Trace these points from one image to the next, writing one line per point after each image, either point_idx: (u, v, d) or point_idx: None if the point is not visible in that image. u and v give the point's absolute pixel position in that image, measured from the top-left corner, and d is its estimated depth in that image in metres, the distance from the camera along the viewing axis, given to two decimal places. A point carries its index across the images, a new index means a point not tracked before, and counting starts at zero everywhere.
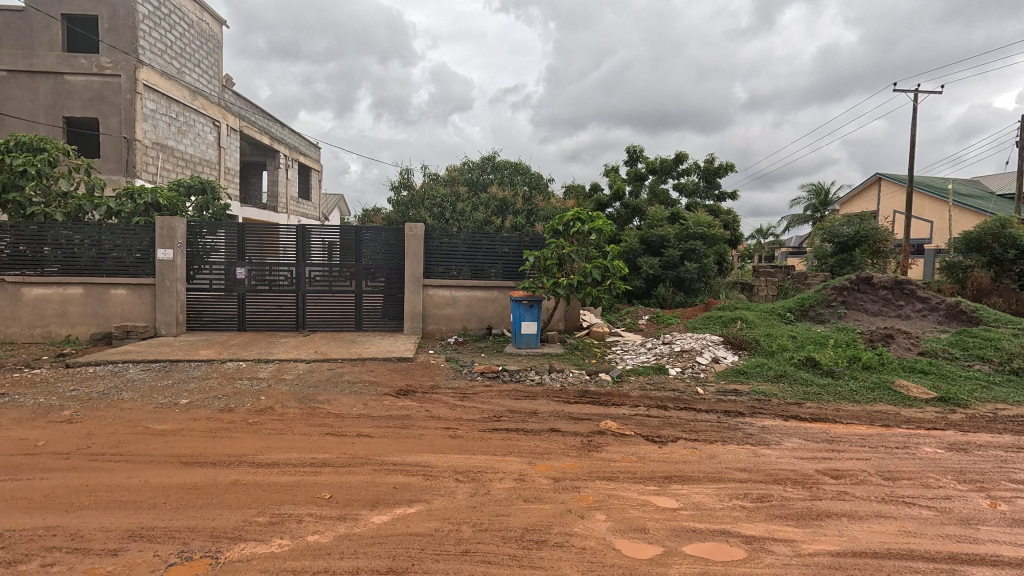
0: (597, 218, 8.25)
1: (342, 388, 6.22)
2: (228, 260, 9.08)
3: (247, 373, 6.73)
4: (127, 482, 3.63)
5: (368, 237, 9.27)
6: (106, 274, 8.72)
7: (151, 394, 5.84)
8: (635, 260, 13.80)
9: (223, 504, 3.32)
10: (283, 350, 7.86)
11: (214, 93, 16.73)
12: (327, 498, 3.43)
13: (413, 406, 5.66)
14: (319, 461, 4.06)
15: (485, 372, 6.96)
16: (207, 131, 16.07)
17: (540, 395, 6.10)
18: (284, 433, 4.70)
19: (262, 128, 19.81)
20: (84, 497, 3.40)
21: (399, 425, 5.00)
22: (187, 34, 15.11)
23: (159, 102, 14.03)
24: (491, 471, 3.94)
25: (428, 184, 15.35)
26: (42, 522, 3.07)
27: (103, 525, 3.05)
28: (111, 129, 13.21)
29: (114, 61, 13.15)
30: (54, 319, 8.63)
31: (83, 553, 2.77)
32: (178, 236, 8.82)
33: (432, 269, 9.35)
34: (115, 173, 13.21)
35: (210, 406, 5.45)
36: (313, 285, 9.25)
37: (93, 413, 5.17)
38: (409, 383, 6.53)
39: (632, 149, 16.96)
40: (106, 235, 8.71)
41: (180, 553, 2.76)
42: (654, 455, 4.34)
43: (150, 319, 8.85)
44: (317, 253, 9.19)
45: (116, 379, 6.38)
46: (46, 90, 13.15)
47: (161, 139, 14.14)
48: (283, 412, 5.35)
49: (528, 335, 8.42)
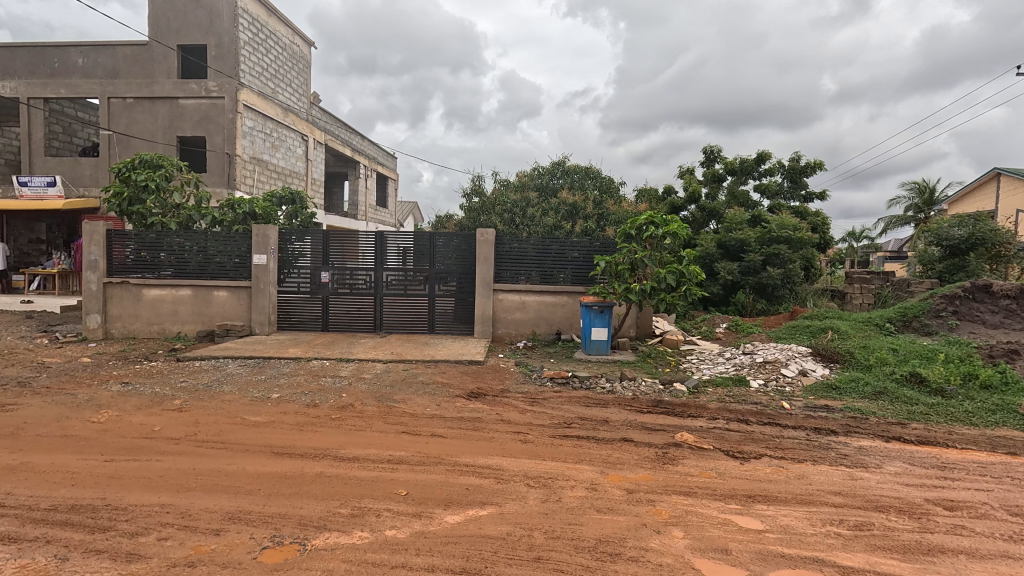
0: (672, 221, 7.94)
1: (416, 388, 6.42)
2: (314, 265, 9.72)
3: (330, 371, 7.14)
4: (226, 468, 3.96)
5: (441, 242, 9.55)
6: (211, 278, 9.62)
7: (248, 388, 6.36)
8: (712, 266, 13.13)
9: (310, 494, 3.54)
10: (361, 351, 8.26)
11: (303, 109, 18.00)
12: (404, 495, 3.55)
13: (484, 409, 5.75)
14: (396, 459, 4.21)
15: (555, 378, 6.91)
16: (297, 146, 17.37)
17: (612, 404, 5.97)
18: (364, 430, 4.93)
19: (344, 140, 21.03)
20: (191, 480, 3.74)
21: (470, 427, 5.09)
22: (281, 56, 16.41)
23: (256, 119, 15.31)
24: (563, 478, 3.89)
25: (499, 191, 15.53)
26: (158, 500, 3.43)
27: (208, 506, 3.35)
28: (216, 146, 14.57)
29: (220, 85, 14.49)
30: (168, 317, 9.61)
31: (191, 531, 3.05)
32: (271, 243, 9.54)
33: (502, 274, 9.47)
34: (219, 186, 14.52)
35: (298, 401, 5.83)
36: (389, 288, 9.69)
37: (199, 403, 5.72)
38: (479, 386, 6.62)
39: (709, 150, 16.24)
40: (210, 242, 9.61)
41: (272, 538, 2.97)
42: (736, 471, 4.10)
43: (246, 319, 9.65)
44: (392, 258, 9.60)
45: (217, 374, 7.00)
46: (164, 113, 14.72)
47: (257, 154, 15.43)
48: (363, 409, 5.61)
49: (599, 341, 8.27)
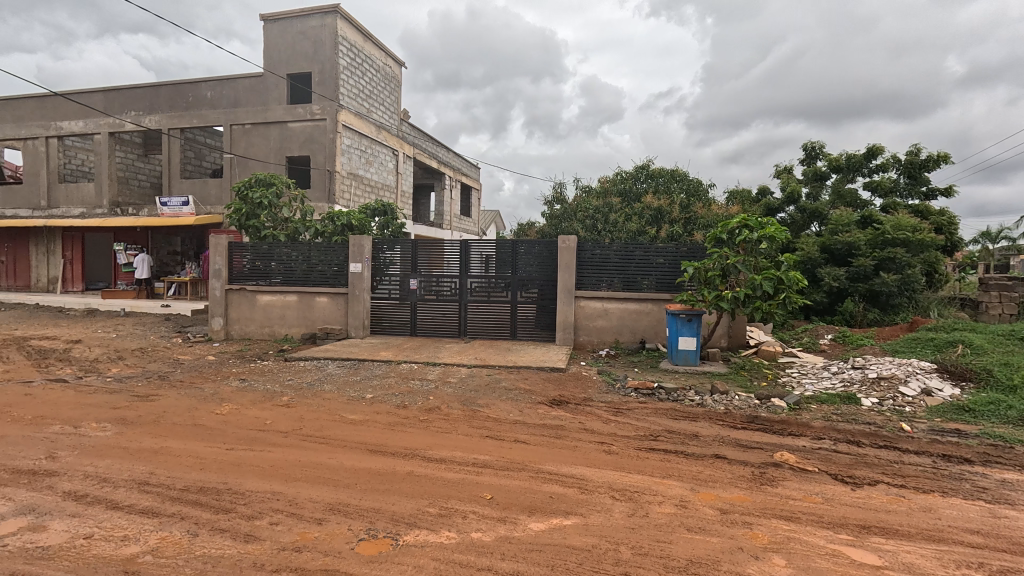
0: (769, 224, 7.44)
1: (499, 393, 6.52)
2: (403, 273, 10.24)
3: (418, 374, 7.46)
4: (326, 462, 4.27)
5: (523, 250, 9.66)
6: (313, 285, 10.45)
7: (345, 387, 6.82)
8: (815, 272, 12.10)
9: (401, 491, 3.71)
10: (447, 355, 8.55)
11: (394, 125, 19.09)
12: (489, 498, 3.62)
13: (566, 417, 5.71)
14: (480, 462, 4.30)
15: (640, 389, 6.69)
16: (388, 160, 18.46)
17: (702, 417, 5.68)
18: (450, 432, 5.09)
19: (431, 153, 22.00)
20: (297, 471, 4.08)
21: (553, 435, 5.08)
22: (375, 77, 17.57)
23: (353, 138, 16.49)
24: (650, 493, 3.75)
25: (581, 197, 15.43)
26: (270, 488, 3.77)
27: (311, 496, 3.63)
28: (319, 164, 15.87)
29: (322, 108, 15.79)
30: (277, 320, 10.58)
31: (298, 518, 3.33)
32: (365, 252, 10.18)
33: (584, 281, 9.38)
34: (320, 201, 15.79)
35: (389, 402, 6.16)
36: (473, 295, 9.97)
37: (303, 400, 6.23)
38: (561, 394, 6.58)
39: (810, 147, 15.02)
40: (312, 252, 10.46)
41: (368, 531, 3.15)
42: (846, 498, 3.72)
43: (343, 323, 10.37)
44: (475, 265, 9.86)
45: (318, 373, 7.59)
46: (275, 136, 16.29)
47: (354, 169, 16.60)
48: (449, 412, 5.80)
49: (686, 351, 7.91)
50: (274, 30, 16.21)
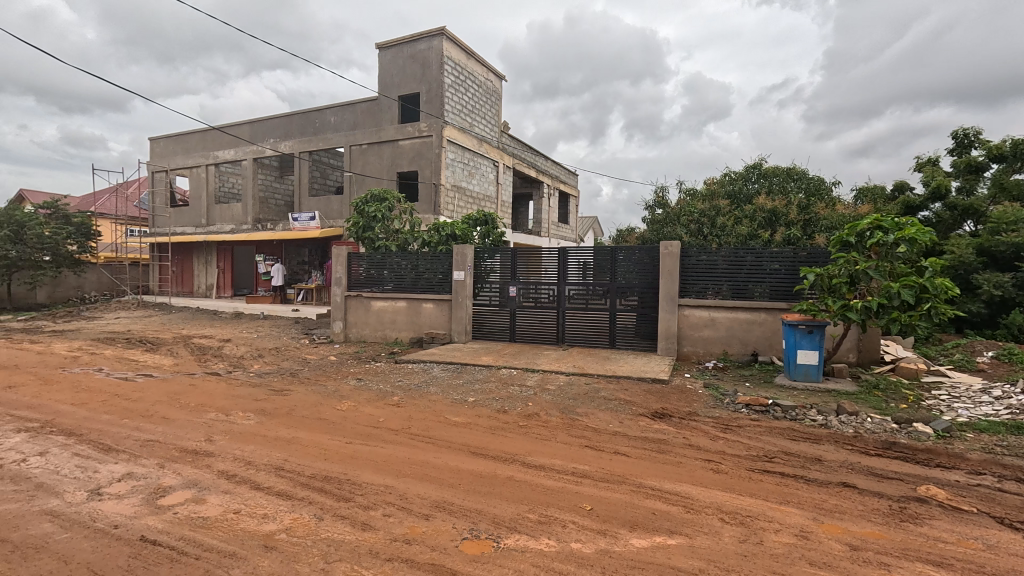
0: (908, 224, 6.56)
1: (598, 403, 6.43)
2: (503, 280, 10.52)
3: (517, 380, 7.60)
4: (433, 461, 4.51)
5: (623, 257, 9.47)
6: (420, 292, 11.11)
7: (449, 390, 7.15)
8: (970, 279, 10.43)
9: (502, 495, 3.81)
10: (546, 362, 8.61)
11: (495, 137, 19.73)
12: (588, 509, 3.58)
13: (669, 430, 5.47)
14: (579, 472, 4.27)
15: (752, 405, 6.22)
16: (489, 171, 19.10)
17: (825, 440, 5.13)
18: (549, 440, 5.12)
19: (530, 162, 22.37)
20: (407, 467, 4.36)
21: (655, 449, 4.89)
22: (477, 93, 18.32)
23: (457, 152, 17.32)
24: (765, 519, 3.47)
25: (685, 201, 14.76)
26: (383, 481, 4.07)
27: (419, 493, 3.85)
28: (426, 178, 16.86)
29: (429, 125, 16.79)
30: (388, 325, 11.39)
31: (408, 512, 3.55)
32: (467, 261, 10.59)
33: (688, 288, 8.96)
34: (427, 213, 16.76)
35: (490, 406, 6.35)
36: (571, 302, 9.95)
37: (411, 401, 6.63)
38: (664, 407, 6.32)
39: (962, 134, 13.02)
40: (420, 261, 11.13)
41: (471, 531, 3.27)
42: (1016, 547, 3.14)
43: (447, 328, 10.89)
44: (573, 273, 9.84)
45: (425, 376, 8.04)
46: (388, 154, 17.61)
47: (457, 182, 17.42)
48: (547, 419, 5.84)
49: (806, 366, 7.20)
50: (387, 57, 17.58)
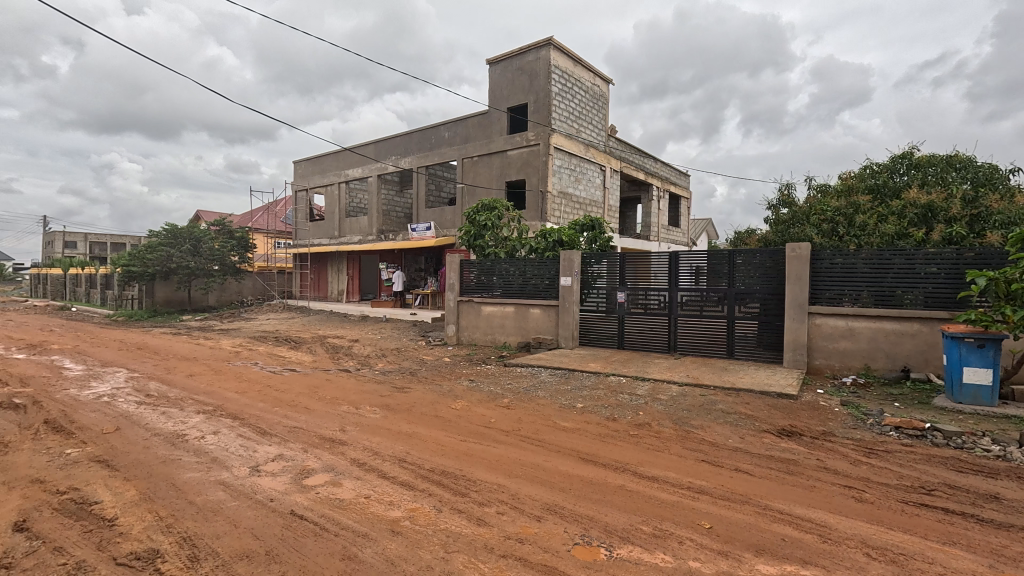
0: None
1: (716, 416, 6.05)
2: (611, 286, 10.34)
3: (627, 388, 7.41)
4: (543, 464, 4.56)
5: (741, 261, 8.84)
6: (528, 297, 11.33)
7: (558, 395, 7.19)
8: None
9: (614, 504, 3.74)
10: (656, 371, 8.29)
11: (602, 142, 19.52)
12: (707, 528, 3.39)
13: (799, 450, 4.98)
14: (696, 487, 4.05)
15: (903, 428, 5.43)
16: (596, 176, 18.97)
17: (1005, 475, 4.31)
18: (662, 451, 4.93)
19: (638, 165, 21.78)
20: (519, 468, 4.46)
21: (783, 469, 4.48)
22: (583, 98, 18.29)
23: (564, 159, 17.45)
24: (924, 560, 3.01)
25: (815, 199, 13.43)
26: (496, 480, 4.21)
27: (531, 494, 3.92)
28: (533, 186, 17.19)
29: (536, 133, 17.10)
30: (497, 329, 11.75)
31: (520, 512, 3.63)
32: (575, 267, 10.57)
33: (819, 294, 8.11)
34: (534, 220, 17.07)
35: (599, 413, 6.27)
36: (684, 309, 9.49)
37: (521, 404, 6.78)
38: (793, 424, 5.77)
39: None
40: (528, 267, 11.34)
41: (582, 537, 3.26)
42: None
43: (554, 333, 10.96)
44: (685, 278, 9.39)
45: (533, 380, 8.15)
46: (497, 164, 18.24)
47: (564, 188, 17.52)
48: (660, 430, 5.62)
49: (974, 386, 6.14)
50: (497, 71, 18.25)
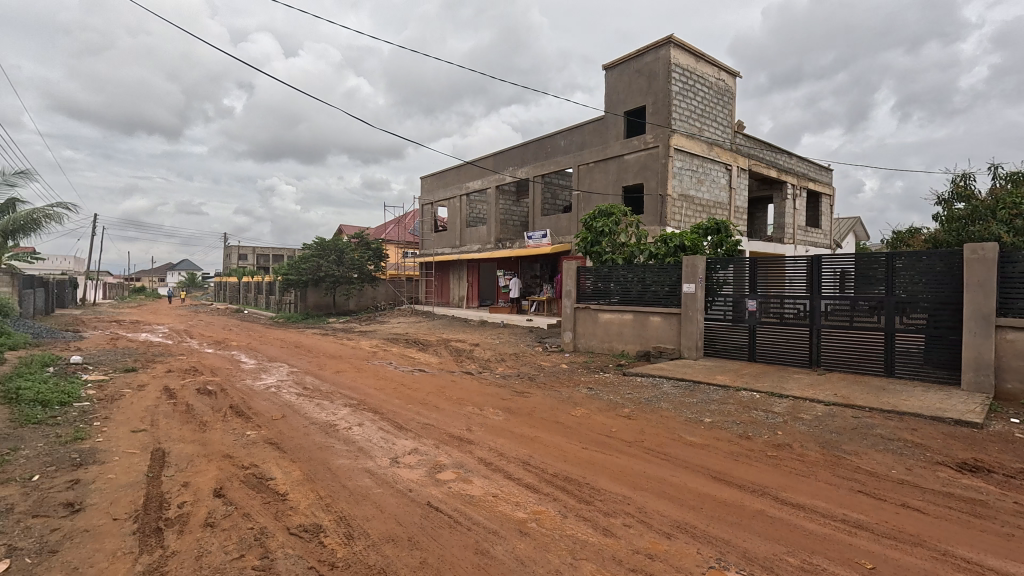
0: None
1: (873, 442, 5.32)
2: (740, 293, 9.62)
3: (761, 405, 6.82)
4: (670, 479, 4.38)
5: (902, 265, 7.72)
6: (647, 305, 10.98)
7: (682, 408, 6.85)
8: None
9: (753, 529, 3.47)
10: (796, 387, 7.52)
11: (728, 139, 18.31)
12: (869, 568, 2.99)
13: (988, 490, 4.19)
14: (853, 521, 3.60)
15: None
16: (721, 176, 17.85)
17: None
18: (807, 477, 4.45)
19: (770, 162, 20.03)
20: (645, 481, 4.34)
21: (967, 511, 3.79)
22: (707, 94, 17.34)
23: (685, 160, 16.68)
24: None
25: (1005, 190, 11.21)
26: (621, 491, 4.13)
27: (659, 509, 3.79)
28: (652, 190, 16.66)
29: (655, 135, 16.56)
30: (615, 337, 11.54)
31: (648, 526, 3.52)
32: (699, 273, 10.00)
33: (1010, 304, 6.79)
34: (653, 224, 16.51)
35: (730, 430, 5.86)
36: (828, 320, 8.51)
37: (643, 414, 6.58)
38: (977, 458, 4.87)
39: None
40: (647, 273, 10.99)
41: (718, 560, 3.07)
42: None
43: (676, 343, 10.47)
44: (828, 284, 8.47)
45: (655, 391, 7.86)
46: (613, 169, 17.98)
47: (685, 190, 16.74)
48: (803, 453, 5.09)
49: None
50: (613, 75, 18.04)
